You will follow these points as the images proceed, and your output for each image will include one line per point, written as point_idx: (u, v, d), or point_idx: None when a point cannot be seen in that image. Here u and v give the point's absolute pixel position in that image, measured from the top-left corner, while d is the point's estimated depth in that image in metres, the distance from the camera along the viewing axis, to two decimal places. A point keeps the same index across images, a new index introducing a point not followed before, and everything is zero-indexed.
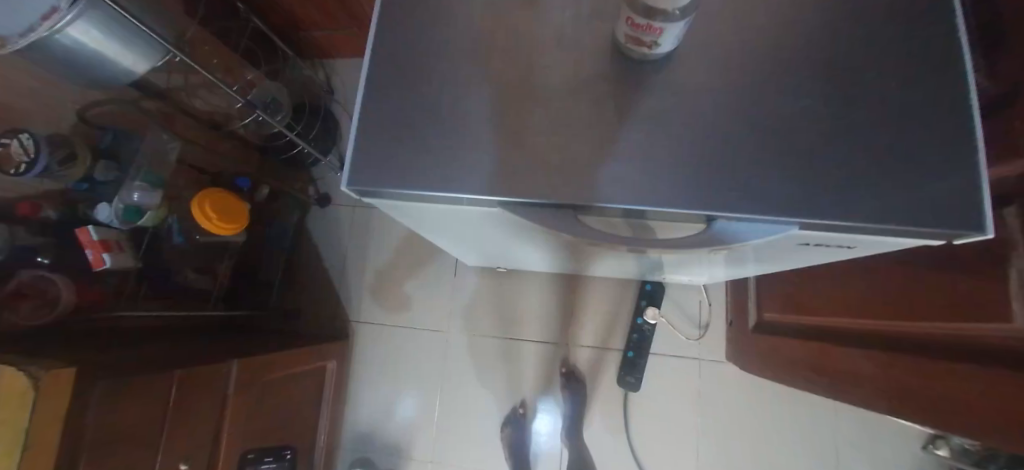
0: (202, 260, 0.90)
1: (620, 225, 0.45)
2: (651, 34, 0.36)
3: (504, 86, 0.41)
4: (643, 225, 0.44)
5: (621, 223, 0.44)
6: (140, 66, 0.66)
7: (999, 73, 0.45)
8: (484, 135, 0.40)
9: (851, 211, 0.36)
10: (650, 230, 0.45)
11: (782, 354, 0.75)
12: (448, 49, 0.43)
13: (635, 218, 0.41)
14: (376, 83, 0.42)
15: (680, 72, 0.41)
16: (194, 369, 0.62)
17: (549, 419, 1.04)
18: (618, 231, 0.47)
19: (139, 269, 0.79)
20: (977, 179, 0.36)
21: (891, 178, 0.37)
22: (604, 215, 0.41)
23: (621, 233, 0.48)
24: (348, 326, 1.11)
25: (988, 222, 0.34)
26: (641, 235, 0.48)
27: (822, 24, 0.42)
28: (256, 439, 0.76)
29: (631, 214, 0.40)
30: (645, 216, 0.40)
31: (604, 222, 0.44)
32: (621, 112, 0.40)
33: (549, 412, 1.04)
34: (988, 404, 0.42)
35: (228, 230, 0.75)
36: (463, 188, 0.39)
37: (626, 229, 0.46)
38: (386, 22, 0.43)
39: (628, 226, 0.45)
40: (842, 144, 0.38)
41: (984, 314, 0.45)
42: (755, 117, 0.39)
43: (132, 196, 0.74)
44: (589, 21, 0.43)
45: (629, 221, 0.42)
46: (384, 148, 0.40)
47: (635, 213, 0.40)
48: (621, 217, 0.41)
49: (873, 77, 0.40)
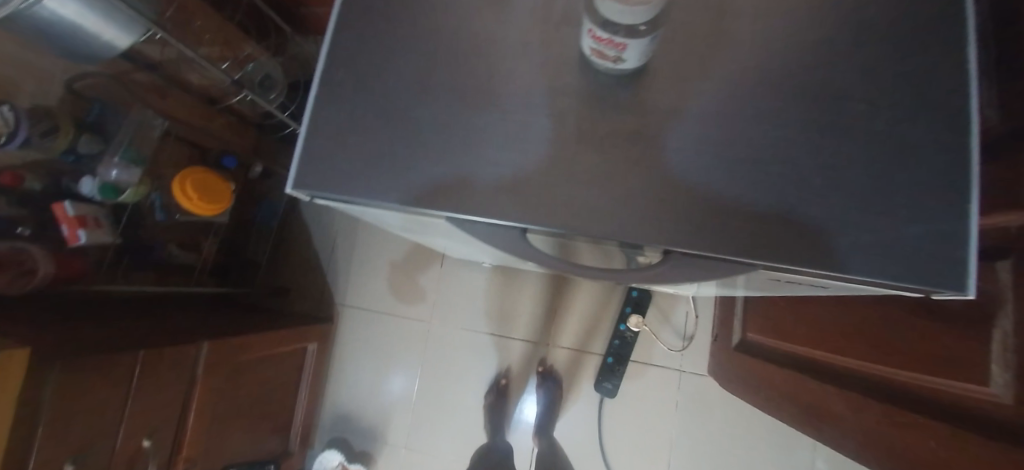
0: (188, 236, 0.90)
1: (614, 254, 0.44)
2: (614, 49, 0.33)
3: (460, 94, 0.39)
4: (634, 255, 0.42)
5: (615, 251, 0.42)
6: (122, 40, 0.65)
7: (1008, 113, 0.41)
8: (433, 148, 0.38)
9: (818, 257, 0.33)
10: (640, 260, 0.44)
11: (760, 377, 0.72)
12: (407, 50, 0.40)
13: (631, 248, 0.39)
14: (329, 82, 0.40)
15: (650, 88, 0.38)
16: (161, 349, 0.63)
17: (534, 405, 1.04)
18: (608, 259, 0.46)
19: (121, 243, 0.79)
20: (964, 233, 0.33)
21: (865, 221, 0.34)
22: (601, 243, 0.39)
23: (611, 257, 0.45)
24: (334, 309, 1.13)
25: (971, 282, 0.32)
26: (631, 265, 0.47)
27: (817, 43, 0.38)
28: (237, 432, 0.81)
29: (628, 244, 0.37)
30: (641, 248, 0.38)
31: (594, 249, 0.43)
32: (583, 130, 0.37)
33: (529, 403, 1.05)
34: (936, 461, 0.40)
35: (210, 211, 0.75)
36: (409, 200, 0.37)
37: (618, 258, 0.45)
38: (346, 15, 0.41)
39: (621, 256, 0.44)
40: (816, 183, 0.35)
41: (969, 373, 0.41)
42: (726, 145, 0.36)
43: (111, 174, 0.74)
44: (558, 26, 0.39)
45: (623, 250, 0.40)
46: (331, 152, 0.39)
47: (630, 245, 0.37)
48: (619, 246, 0.39)
49: (862, 107, 0.36)
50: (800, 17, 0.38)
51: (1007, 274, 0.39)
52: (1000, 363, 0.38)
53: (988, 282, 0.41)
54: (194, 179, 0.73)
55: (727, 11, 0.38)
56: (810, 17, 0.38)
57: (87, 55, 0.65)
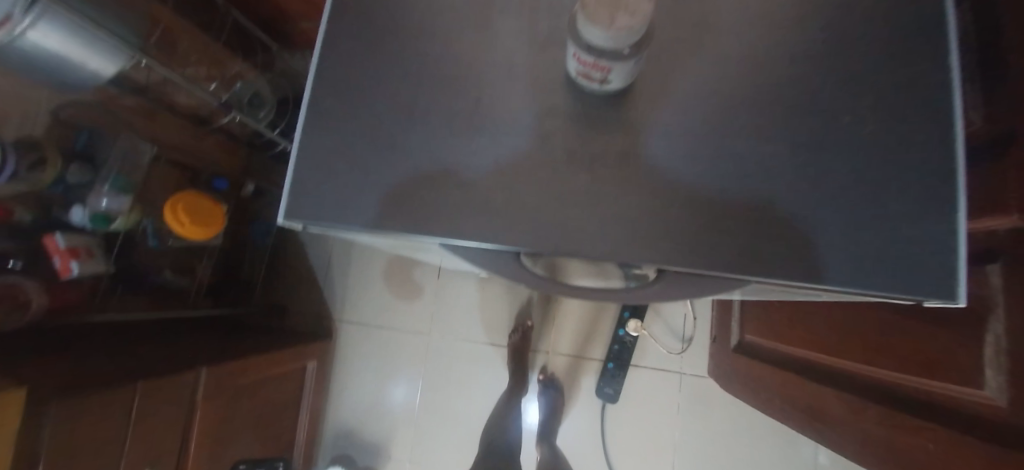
0: (182, 260, 0.90)
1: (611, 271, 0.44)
2: (600, 72, 0.33)
3: (449, 118, 0.39)
4: (631, 273, 0.43)
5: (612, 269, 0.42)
6: (107, 68, 0.64)
7: (992, 117, 0.41)
8: (423, 174, 0.38)
9: (808, 270, 0.34)
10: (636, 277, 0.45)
11: (760, 379, 0.72)
12: (393, 78, 0.40)
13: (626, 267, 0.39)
14: (317, 110, 0.40)
15: (637, 106, 0.38)
16: (158, 379, 0.63)
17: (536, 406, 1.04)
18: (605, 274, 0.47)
19: (114, 271, 0.79)
20: (952, 241, 0.33)
21: (855, 233, 0.34)
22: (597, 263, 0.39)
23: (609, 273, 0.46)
24: (332, 325, 1.13)
25: (961, 288, 0.32)
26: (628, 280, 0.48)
27: (800, 55, 0.38)
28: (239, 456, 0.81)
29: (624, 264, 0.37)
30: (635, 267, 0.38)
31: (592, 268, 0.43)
32: (571, 151, 0.38)
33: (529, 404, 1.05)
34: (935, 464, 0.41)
35: (201, 234, 0.74)
36: (402, 227, 0.37)
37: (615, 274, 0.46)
38: (329, 43, 0.40)
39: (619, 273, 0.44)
40: (805, 196, 0.35)
41: (962, 376, 0.41)
42: (715, 162, 0.36)
43: (101, 202, 0.74)
44: (543, 46, 0.39)
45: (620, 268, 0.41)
46: (321, 182, 0.39)
47: (624, 264, 0.37)
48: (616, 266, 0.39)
49: (847, 120, 0.36)
50: (785, 30, 0.38)
51: (997, 277, 0.39)
52: (993, 366, 0.38)
53: (978, 284, 0.41)
54: (187, 203, 0.73)
55: (711, 25, 0.38)
56: (795, 30, 0.38)
57: (73, 84, 0.64)
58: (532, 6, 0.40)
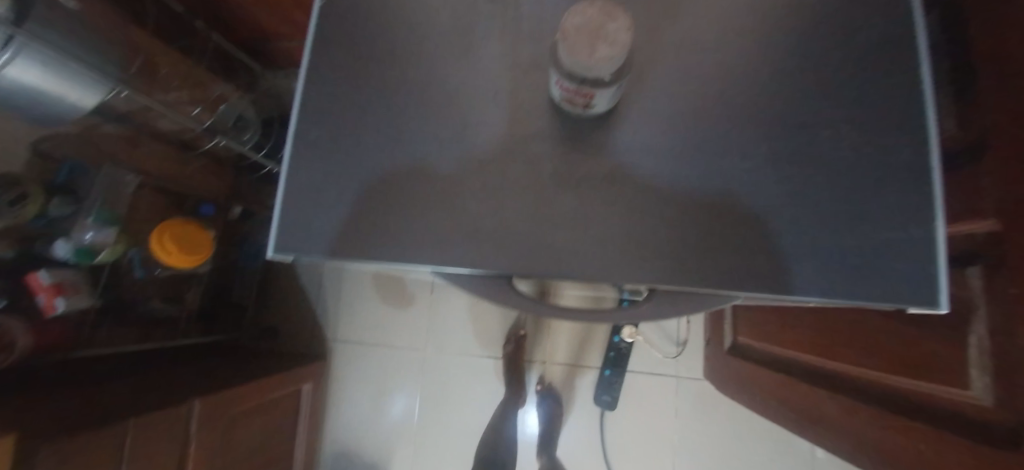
0: (171, 288, 0.88)
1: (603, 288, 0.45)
2: (583, 98, 0.34)
3: (437, 146, 0.39)
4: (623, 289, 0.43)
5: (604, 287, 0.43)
6: (88, 99, 0.64)
7: (965, 125, 0.42)
8: (412, 202, 0.38)
9: (794, 284, 0.34)
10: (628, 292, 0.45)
11: (754, 382, 0.73)
12: (379, 107, 0.40)
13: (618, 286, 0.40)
14: (303, 142, 0.39)
15: (621, 129, 0.38)
16: (150, 414, 0.61)
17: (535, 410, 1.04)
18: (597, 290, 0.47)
19: (100, 306, 0.77)
20: (931, 247, 0.34)
21: (838, 245, 0.35)
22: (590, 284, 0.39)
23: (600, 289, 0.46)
24: (326, 345, 1.12)
25: (943, 296, 0.33)
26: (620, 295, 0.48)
27: (779, 72, 0.39)
28: None
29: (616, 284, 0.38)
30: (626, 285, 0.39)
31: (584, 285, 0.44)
32: (559, 174, 0.38)
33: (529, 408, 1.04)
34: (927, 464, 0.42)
35: (189, 262, 0.74)
36: (392, 258, 0.37)
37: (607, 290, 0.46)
38: (313, 75, 0.40)
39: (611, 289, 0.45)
40: (789, 211, 0.36)
41: (949, 377, 0.42)
42: (699, 180, 0.37)
43: (86, 236, 0.72)
44: (527, 71, 0.40)
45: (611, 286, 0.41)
46: (309, 214, 0.38)
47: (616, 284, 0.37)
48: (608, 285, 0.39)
49: (826, 134, 0.37)
50: (763, 47, 0.39)
51: (976, 280, 0.40)
52: (978, 366, 0.39)
53: (958, 286, 0.42)
54: (174, 232, 0.72)
55: (690, 45, 0.39)
56: (773, 47, 0.39)
57: (53, 118, 0.63)
58: (514, 31, 0.40)
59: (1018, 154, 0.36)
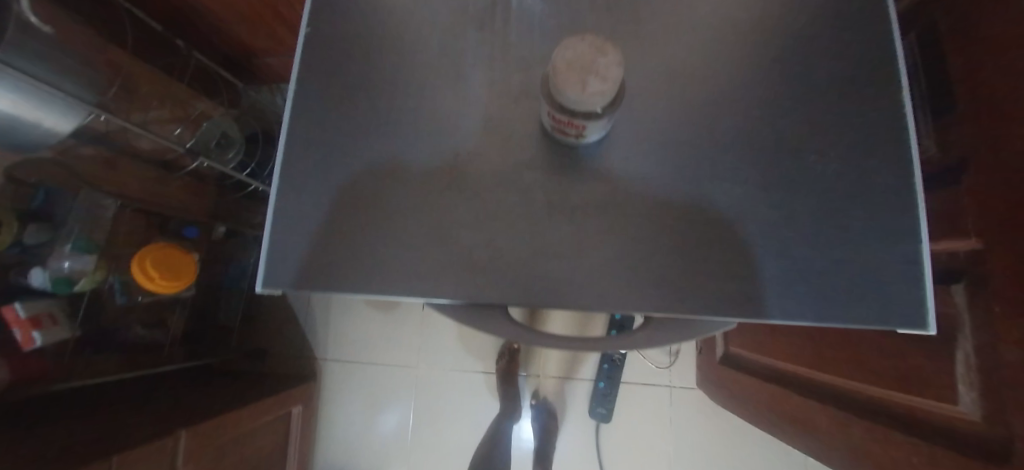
0: (154, 314, 0.85)
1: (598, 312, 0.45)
2: (575, 129, 0.34)
3: (429, 175, 0.39)
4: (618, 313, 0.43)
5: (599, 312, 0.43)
6: (62, 125, 0.61)
7: (946, 145, 0.43)
8: (405, 233, 0.38)
9: (789, 309, 0.35)
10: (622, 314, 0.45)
11: (747, 393, 0.74)
12: (369, 136, 0.40)
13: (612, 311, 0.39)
14: (291, 172, 0.39)
15: (613, 156, 0.38)
16: (134, 450, 0.59)
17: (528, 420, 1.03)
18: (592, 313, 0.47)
19: (81, 335, 0.74)
20: (918, 268, 0.35)
21: (828, 268, 0.35)
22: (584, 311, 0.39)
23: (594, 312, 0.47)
24: (315, 364, 1.10)
25: (930, 318, 0.33)
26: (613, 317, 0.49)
27: (767, 97, 0.39)
28: None
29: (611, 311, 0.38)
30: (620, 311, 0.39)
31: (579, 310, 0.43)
32: (552, 203, 0.38)
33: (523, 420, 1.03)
34: None
35: (171, 288, 0.71)
36: (385, 291, 0.36)
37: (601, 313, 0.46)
38: (301, 105, 0.40)
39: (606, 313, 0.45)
40: (781, 236, 0.36)
41: (937, 391, 0.43)
42: (691, 206, 0.37)
43: (63, 265, 0.70)
44: (518, 98, 0.40)
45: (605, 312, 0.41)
46: (298, 247, 0.38)
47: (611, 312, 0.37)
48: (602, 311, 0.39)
49: (814, 159, 0.38)
50: (751, 73, 0.40)
51: (961, 296, 0.41)
52: (966, 382, 0.39)
53: (944, 302, 0.43)
54: (156, 257, 0.70)
55: (679, 71, 0.40)
56: (760, 72, 0.40)
57: (27, 143, 0.61)
58: (503, 58, 0.40)
59: (1000, 175, 0.37)
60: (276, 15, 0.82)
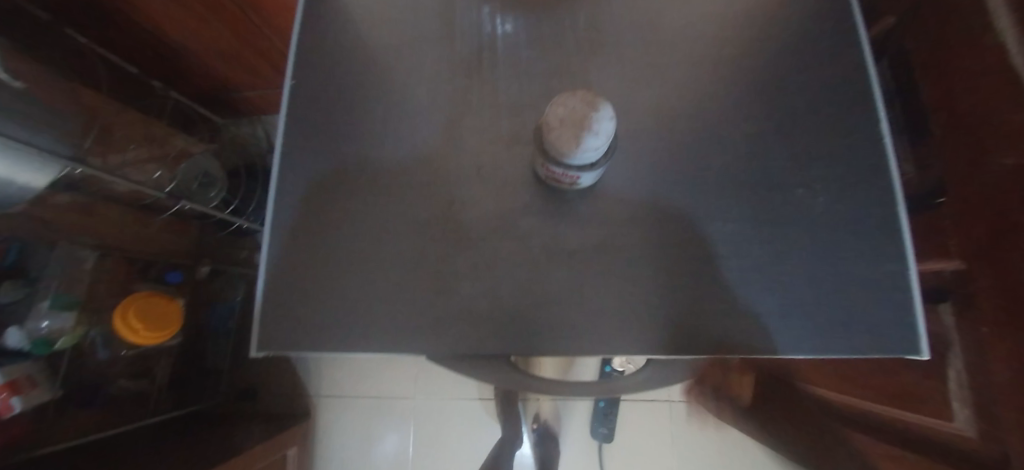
0: (137, 364, 0.83)
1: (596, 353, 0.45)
2: (569, 178, 0.35)
3: (423, 226, 0.38)
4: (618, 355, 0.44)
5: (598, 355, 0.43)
6: (37, 180, 0.58)
7: (925, 168, 0.45)
8: (402, 287, 0.37)
9: (787, 344, 0.35)
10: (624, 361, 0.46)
11: (747, 408, 0.75)
12: (360, 188, 0.39)
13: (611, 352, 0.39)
14: (284, 228, 0.38)
15: (605, 199, 0.39)
16: None
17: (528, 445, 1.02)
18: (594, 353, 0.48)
19: (62, 395, 0.70)
20: (908, 296, 0.35)
21: (822, 301, 0.36)
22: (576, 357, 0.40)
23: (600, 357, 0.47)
24: (308, 401, 1.07)
25: (923, 342, 0.34)
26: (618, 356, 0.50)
27: (752, 133, 0.40)
28: None
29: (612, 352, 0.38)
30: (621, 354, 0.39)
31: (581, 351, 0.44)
32: (549, 248, 0.38)
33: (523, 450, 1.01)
34: None
35: (156, 339, 0.69)
36: (385, 348, 0.36)
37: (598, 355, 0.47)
38: (289, 161, 0.39)
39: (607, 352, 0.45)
40: (776, 270, 0.37)
41: (934, 407, 0.44)
42: (685, 244, 0.38)
43: (41, 324, 0.67)
44: (509, 144, 0.40)
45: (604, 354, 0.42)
46: (292, 307, 0.37)
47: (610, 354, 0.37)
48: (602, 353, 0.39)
49: (802, 192, 0.39)
50: (736, 110, 0.41)
51: (949, 316, 0.42)
52: (959, 399, 0.41)
53: (933, 321, 0.44)
54: (139, 307, 0.68)
55: (664, 111, 0.40)
56: (744, 109, 0.40)
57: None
58: (492, 105, 0.40)
59: (979, 200, 0.38)
60: (257, 53, 0.83)
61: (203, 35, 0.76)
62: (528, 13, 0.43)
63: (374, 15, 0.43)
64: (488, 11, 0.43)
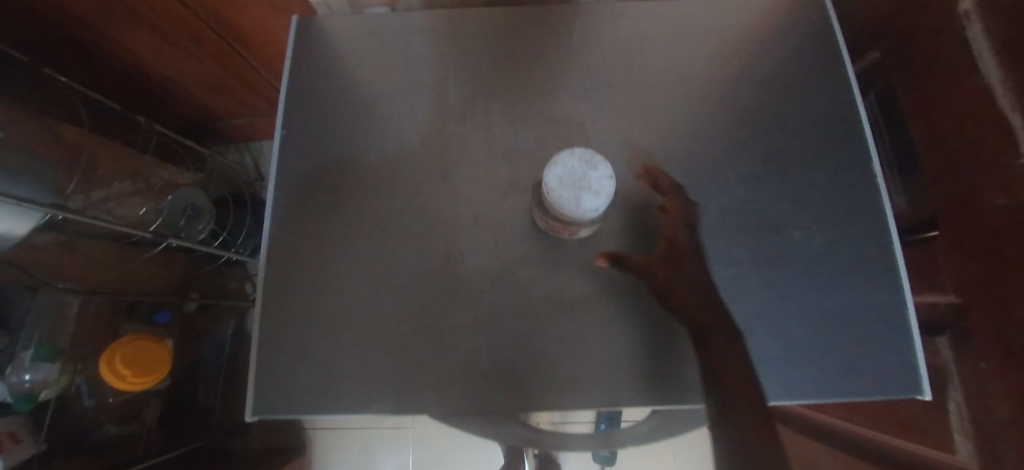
0: (122, 409, 0.79)
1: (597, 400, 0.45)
2: (568, 230, 0.34)
3: (420, 278, 0.38)
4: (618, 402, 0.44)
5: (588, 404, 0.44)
6: (19, 227, 0.57)
7: (915, 200, 0.45)
8: (401, 343, 0.36)
9: (789, 388, 0.35)
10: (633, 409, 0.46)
11: None
12: (354, 241, 0.38)
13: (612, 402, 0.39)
14: (277, 286, 0.37)
15: (603, 246, 0.38)
16: None
17: None
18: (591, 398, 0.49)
19: (48, 447, 0.67)
20: (907, 336, 0.36)
21: (820, 343, 0.36)
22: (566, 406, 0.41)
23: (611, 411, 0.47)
24: (302, 433, 1.06)
25: (924, 383, 0.35)
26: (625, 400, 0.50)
27: (747, 174, 0.40)
28: None
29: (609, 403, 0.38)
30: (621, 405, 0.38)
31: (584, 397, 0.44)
32: (550, 297, 0.37)
33: None
34: None
35: (145, 384, 0.67)
36: (384, 409, 0.35)
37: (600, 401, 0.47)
38: (281, 214, 0.38)
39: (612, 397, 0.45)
40: (776, 313, 0.37)
41: (936, 438, 0.44)
42: (687, 289, 0.37)
43: (23, 379, 0.64)
44: (505, 191, 0.39)
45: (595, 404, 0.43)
46: (286, 369, 0.36)
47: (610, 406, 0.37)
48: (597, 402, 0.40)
49: (799, 233, 0.39)
50: (730, 151, 0.41)
51: (947, 349, 0.42)
52: (961, 432, 0.41)
53: (931, 352, 0.45)
54: (126, 353, 0.66)
55: (659, 154, 0.40)
56: (738, 149, 0.41)
57: None
58: (487, 151, 0.40)
59: (970, 236, 0.38)
60: (244, 84, 0.83)
61: (190, 67, 0.75)
62: (520, 57, 0.43)
63: (364, 61, 0.42)
64: (480, 56, 0.43)
